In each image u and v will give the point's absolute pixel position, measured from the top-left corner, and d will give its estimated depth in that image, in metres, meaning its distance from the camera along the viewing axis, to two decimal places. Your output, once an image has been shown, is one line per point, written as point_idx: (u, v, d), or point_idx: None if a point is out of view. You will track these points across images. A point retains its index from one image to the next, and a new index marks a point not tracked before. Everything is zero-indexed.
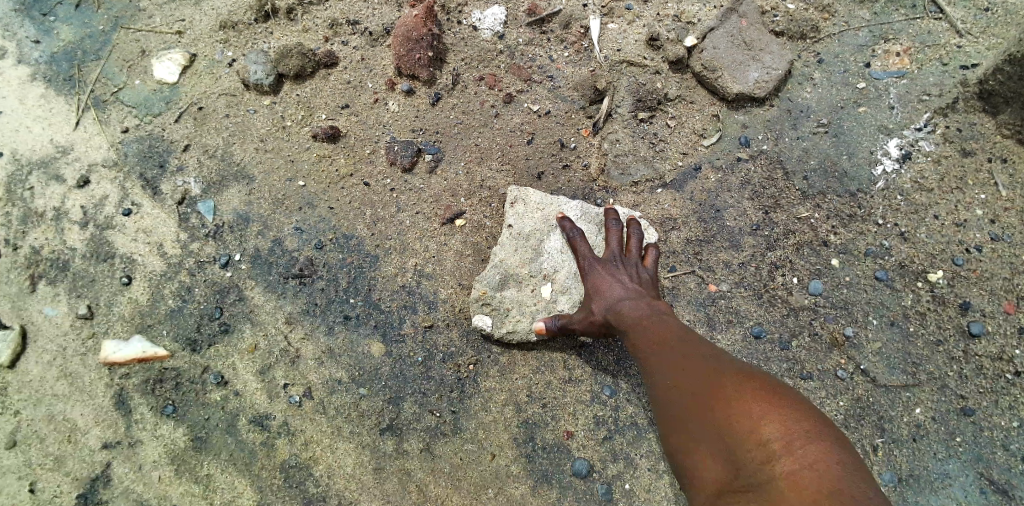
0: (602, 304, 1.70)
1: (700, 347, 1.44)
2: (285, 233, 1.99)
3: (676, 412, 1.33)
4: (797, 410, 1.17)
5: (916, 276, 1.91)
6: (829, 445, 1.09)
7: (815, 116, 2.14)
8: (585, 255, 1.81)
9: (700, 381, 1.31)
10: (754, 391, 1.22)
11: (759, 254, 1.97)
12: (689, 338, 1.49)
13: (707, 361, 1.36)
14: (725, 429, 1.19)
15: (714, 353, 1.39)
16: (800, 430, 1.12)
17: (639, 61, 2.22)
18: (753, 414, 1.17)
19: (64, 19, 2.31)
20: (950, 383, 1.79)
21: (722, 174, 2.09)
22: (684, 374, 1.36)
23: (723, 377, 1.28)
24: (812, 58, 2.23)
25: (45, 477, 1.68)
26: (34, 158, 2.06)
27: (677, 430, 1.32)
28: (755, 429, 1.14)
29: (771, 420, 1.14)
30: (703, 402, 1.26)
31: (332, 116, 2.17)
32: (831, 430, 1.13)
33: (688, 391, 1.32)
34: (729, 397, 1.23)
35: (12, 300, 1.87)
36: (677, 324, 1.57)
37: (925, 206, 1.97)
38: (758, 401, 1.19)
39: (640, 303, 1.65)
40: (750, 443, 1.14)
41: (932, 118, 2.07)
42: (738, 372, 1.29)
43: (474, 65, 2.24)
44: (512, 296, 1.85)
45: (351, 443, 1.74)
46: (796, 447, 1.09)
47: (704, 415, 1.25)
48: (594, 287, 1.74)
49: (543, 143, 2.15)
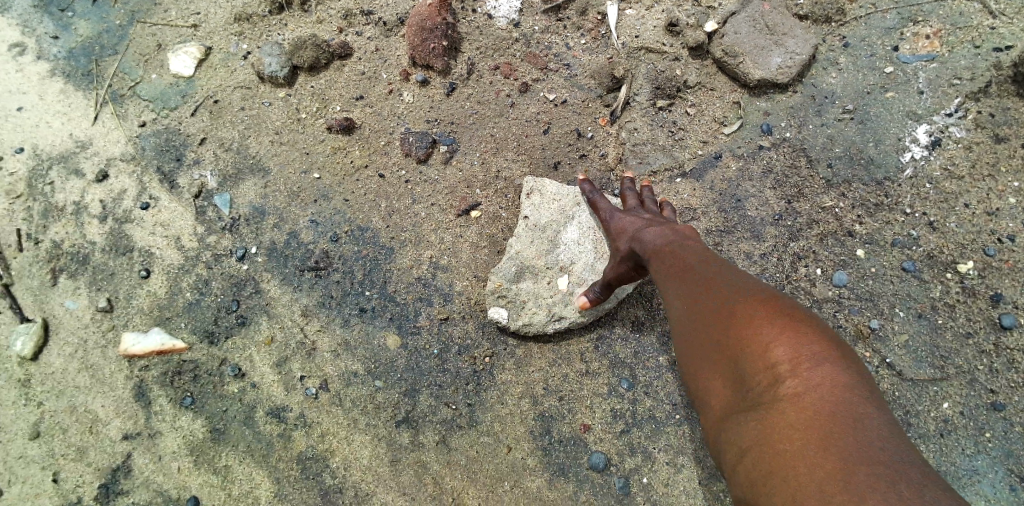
0: (626, 239, 1.67)
1: (713, 263, 1.38)
2: (300, 226, 1.99)
3: (683, 328, 1.30)
4: (809, 329, 1.13)
5: (945, 267, 1.85)
6: (840, 368, 1.07)
7: (840, 102, 2.08)
8: (606, 208, 1.80)
9: (712, 299, 1.26)
10: (766, 311, 1.17)
11: (782, 244, 1.92)
12: (702, 254, 1.43)
13: (719, 278, 1.31)
14: (733, 349, 1.16)
15: (727, 270, 1.34)
16: (812, 352, 1.08)
17: (657, 47, 2.18)
18: (766, 334, 1.13)
19: (82, 14, 2.33)
20: (981, 377, 1.73)
21: (743, 162, 2.04)
22: (696, 291, 1.31)
23: (736, 296, 1.23)
24: (838, 42, 2.16)
25: (67, 467, 1.70)
26: (55, 152, 2.08)
27: (682, 345, 1.30)
28: (765, 351, 1.11)
29: (782, 341, 1.11)
30: (712, 321, 1.23)
31: (346, 107, 2.15)
32: (842, 352, 1.10)
33: (698, 309, 1.28)
34: (739, 315, 1.19)
35: (34, 293, 1.89)
36: (700, 244, 1.50)
37: (956, 195, 1.90)
38: (771, 321, 1.15)
39: (663, 229, 1.59)
40: (758, 366, 1.11)
41: (963, 103, 1.99)
42: (751, 290, 1.24)
43: (489, 54, 2.20)
44: (529, 288, 1.84)
45: (367, 435, 1.74)
46: (805, 369, 1.06)
47: (713, 333, 1.22)
48: (618, 230, 1.72)
49: (559, 132, 2.11)
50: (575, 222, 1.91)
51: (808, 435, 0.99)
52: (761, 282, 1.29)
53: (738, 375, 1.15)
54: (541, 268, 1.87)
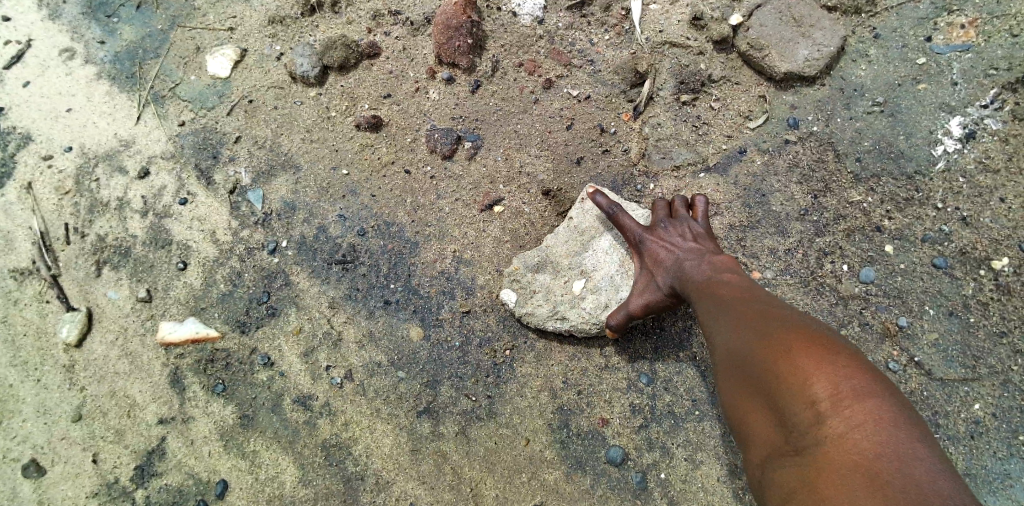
0: (665, 272, 1.68)
1: (759, 303, 1.39)
2: (328, 221, 2.04)
3: (728, 365, 1.31)
4: (853, 365, 1.11)
5: (978, 263, 1.79)
6: (879, 402, 1.04)
7: (871, 94, 2.03)
8: (632, 228, 1.77)
9: (753, 337, 1.27)
10: (802, 343, 1.17)
11: (807, 240, 1.89)
12: (746, 295, 1.44)
13: (761, 314, 1.32)
14: (773, 385, 1.16)
15: (770, 307, 1.35)
16: (854, 387, 1.06)
17: (682, 42, 2.16)
18: (800, 368, 1.13)
19: (127, 20, 2.44)
20: (1014, 378, 1.68)
21: (768, 157, 2.01)
22: (738, 329, 1.32)
23: (778, 332, 1.24)
24: (869, 33, 2.11)
25: (106, 448, 1.79)
26: (100, 151, 2.19)
27: (726, 383, 1.30)
28: (804, 385, 1.10)
29: (822, 374, 1.09)
30: (754, 357, 1.23)
31: (374, 105, 2.20)
32: (882, 383, 1.08)
33: (740, 346, 1.28)
34: (779, 351, 1.19)
35: (79, 283, 1.99)
36: (739, 276, 1.55)
37: (990, 189, 1.85)
38: (805, 353, 1.15)
39: (701, 261, 1.63)
40: (797, 401, 1.10)
41: (1000, 94, 1.92)
42: (792, 327, 1.24)
43: (513, 51, 2.22)
44: (543, 282, 1.86)
45: (388, 424, 1.78)
46: (846, 404, 1.04)
47: (754, 369, 1.22)
48: (653, 259, 1.72)
49: (582, 128, 2.12)
50: (611, 233, 1.89)
51: (849, 474, 0.97)
52: (802, 315, 1.29)
53: (778, 412, 1.14)
54: (560, 260, 1.89)
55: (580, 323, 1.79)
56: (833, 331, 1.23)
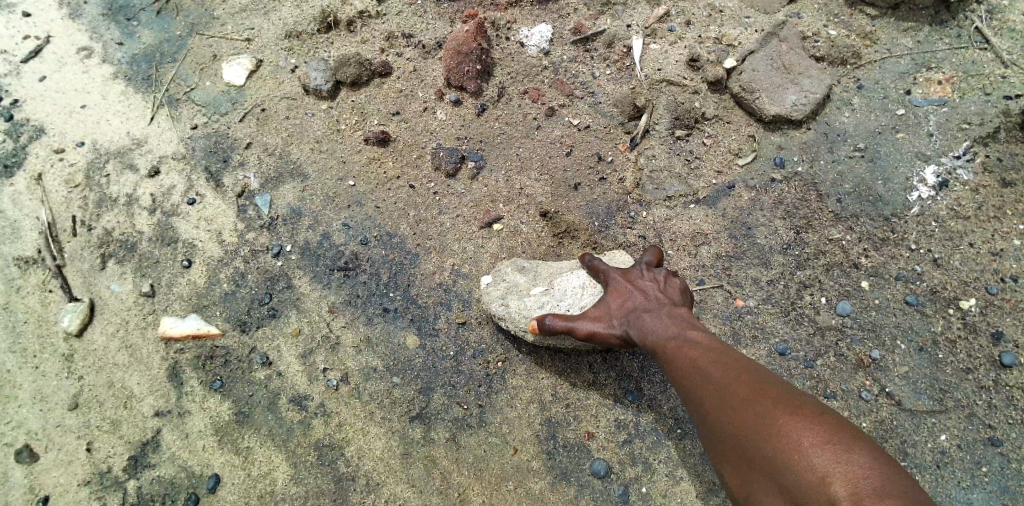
0: (624, 314, 1.70)
1: (747, 371, 1.40)
2: (334, 229, 2.12)
3: (735, 450, 1.33)
4: (865, 458, 1.12)
5: (947, 303, 1.91)
6: (899, 497, 1.04)
7: (852, 140, 2.17)
8: (608, 271, 1.83)
9: (753, 424, 1.29)
10: (815, 436, 1.19)
11: (788, 273, 2.00)
12: (729, 360, 1.45)
13: (762, 392, 1.33)
14: (790, 481, 1.18)
15: (770, 383, 1.36)
16: (872, 486, 1.07)
17: (679, 80, 2.28)
18: (818, 466, 1.14)
19: (145, 24, 2.54)
20: (978, 412, 1.78)
21: (755, 194, 2.13)
22: (733, 412, 1.34)
23: (779, 420, 1.25)
24: (852, 83, 2.26)
25: (101, 438, 1.82)
26: (112, 148, 2.26)
27: (739, 469, 1.33)
28: (823, 486, 1.12)
29: (838, 474, 1.11)
30: (762, 449, 1.25)
31: (383, 121, 2.30)
32: (902, 479, 1.09)
33: (745, 433, 1.30)
34: (789, 448, 1.20)
35: (84, 275, 2.04)
36: (707, 337, 1.55)
37: (960, 234, 1.98)
38: (819, 449, 1.16)
39: (662, 314, 1.64)
40: (819, 502, 1.11)
41: (972, 147, 2.08)
42: (794, 411, 1.26)
43: (519, 79, 2.34)
44: (514, 279, 1.96)
45: (382, 428, 1.83)
46: (866, 503, 1.05)
47: (765, 463, 1.24)
48: (616, 299, 1.74)
49: (581, 156, 2.23)
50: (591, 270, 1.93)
51: None
52: (811, 398, 1.31)
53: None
54: (541, 270, 1.98)
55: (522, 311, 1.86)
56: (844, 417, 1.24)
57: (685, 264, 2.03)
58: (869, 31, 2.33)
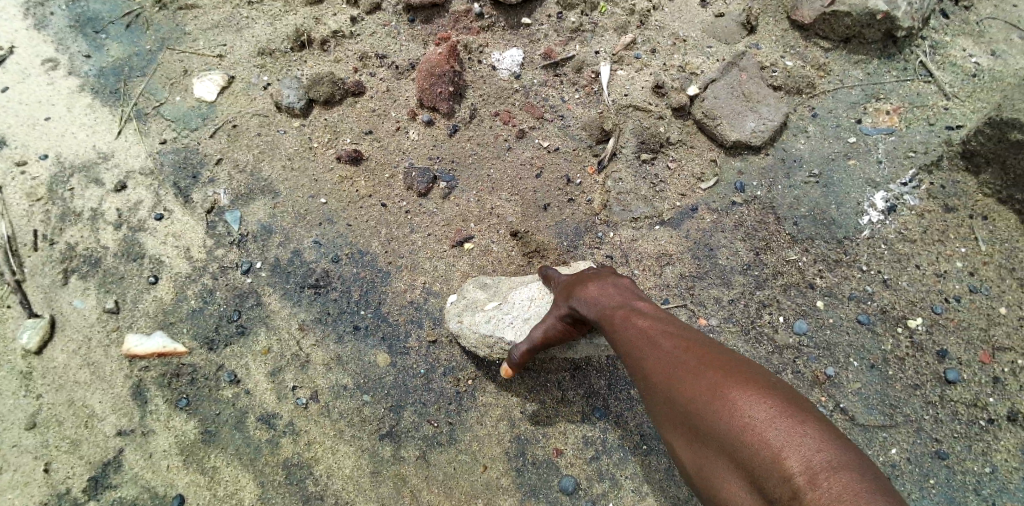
0: (567, 295, 1.74)
1: (696, 346, 1.42)
2: (305, 246, 2.12)
3: (683, 422, 1.34)
4: (816, 431, 1.16)
5: (896, 322, 2.01)
6: (851, 471, 1.09)
7: (807, 166, 2.27)
8: (557, 276, 1.89)
9: (705, 394, 1.30)
10: (767, 410, 1.21)
11: (748, 292, 2.08)
12: (678, 335, 1.47)
13: (712, 365, 1.35)
14: (742, 453, 1.20)
15: (718, 355, 1.38)
16: (827, 461, 1.11)
17: (645, 106, 2.36)
18: (771, 440, 1.17)
19: (114, 37, 2.53)
20: (925, 426, 1.87)
21: (717, 216, 2.22)
22: (684, 384, 1.35)
23: (731, 391, 1.27)
24: (808, 112, 2.38)
25: (60, 458, 1.78)
26: (77, 162, 2.22)
27: (686, 440, 1.35)
28: (777, 460, 1.14)
29: (792, 448, 1.14)
30: (713, 420, 1.27)
31: (356, 140, 2.32)
32: (848, 450, 1.14)
33: (695, 404, 1.31)
34: (743, 420, 1.22)
35: (45, 291, 2.00)
36: (652, 313, 1.58)
37: (907, 256, 2.09)
38: (772, 424, 1.19)
39: (605, 288, 1.70)
40: (773, 476, 1.14)
41: (917, 175, 2.21)
42: (744, 383, 1.28)
43: (491, 101, 2.39)
44: (475, 295, 1.99)
45: (352, 446, 1.84)
46: (821, 478, 1.09)
47: (717, 434, 1.26)
48: (563, 289, 1.79)
49: (550, 177, 2.29)
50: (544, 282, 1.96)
51: None
52: (759, 369, 1.34)
53: (756, 482, 1.18)
54: (502, 285, 2.01)
55: (506, 336, 1.85)
56: (790, 389, 1.28)
57: (650, 283, 2.10)
58: (823, 62, 2.46)
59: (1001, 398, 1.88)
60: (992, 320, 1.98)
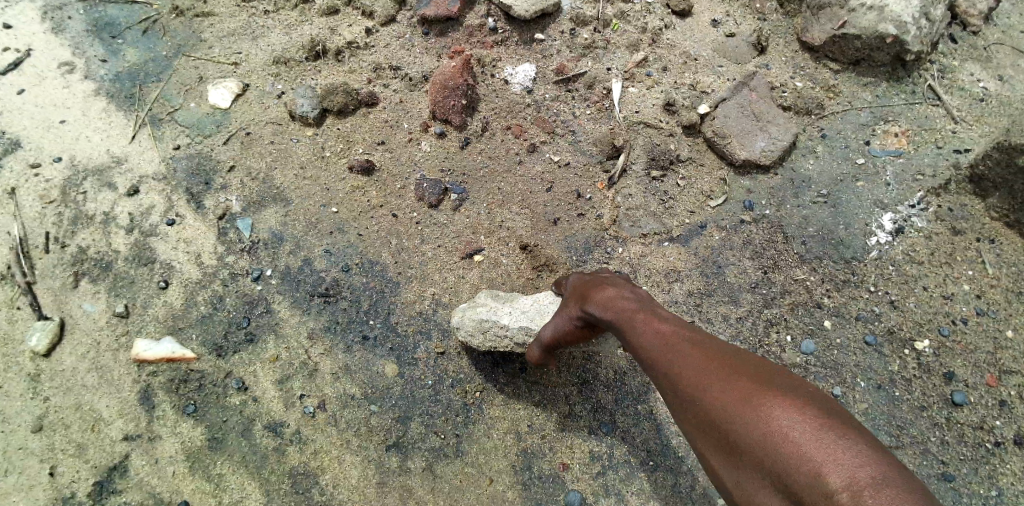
0: (579, 299, 1.70)
1: (723, 352, 1.37)
2: (315, 254, 2.13)
3: (712, 432, 1.29)
4: (855, 443, 1.12)
5: (903, 343, 2.01)
6: (896, 486, 1.04)
7: (816, 187, 2.29)
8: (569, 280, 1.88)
9: (738, 405, 1.25)
10: (803, 421, 1.17)
11: (756, 310, 2.09)
12: (703, 340, 1.42)
13: (742, 372, 1.30)
14: (778, 466, 1.16)
15: (747, 362, 1.34)
16: (871, 476, 1.06)
17: (655, 123, 2.39)
18: (809, 452, 1.12)
19: (131, 43, 2.56)
20: (933, 448, 1.87)
21: (725, 234, 2.23)
22: (712, 391, 1.30)
23: (765, 400, 1.22)
24: (817, 132, 2.40)
25: (66, 461, 1.78)
26: (91, 166, 2.24)
27: (715, 450, 1.30)
28: (817, 474, 1.10)
29: (832, 462, 1.09)
30: (748, 433, 1.22)
31: (368, 150, 2.34)
32: (891, 464, 1.09)
33: (725, 413, 1.26)
34: (779, 433, 1.17)
35: (55, 293, 2.01)
36: (671, 317, 1.53)
37: (915, 278, 2.10)
38: (811, 435, 1.14)
39: (617, 290, 1.64)
40: (813, 490, 1.10)
41: (925, 197, 2.22)
42: (776, 391, 1.24)
43: (503, 115, 2.42)
44: (484, 299, 1.98)
45: (358, 456, 1.83)
46: (865, 494, 1.04)
47: (750, 446, 1.21)
48: (574, 291, 1.76)
49: (560, 192, 2.30)
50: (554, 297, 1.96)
51: None
52: (791, 377, 1.29)
53: (794, 496, 1.13)
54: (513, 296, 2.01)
55: (516, 337, 1.87)
56: (824, 398, 1.24)
57: (658, 299, 2.11)
58: (832, 84, 2.48)
59: (1008, 421, 1.88)
60: (999, 344, 1.99)
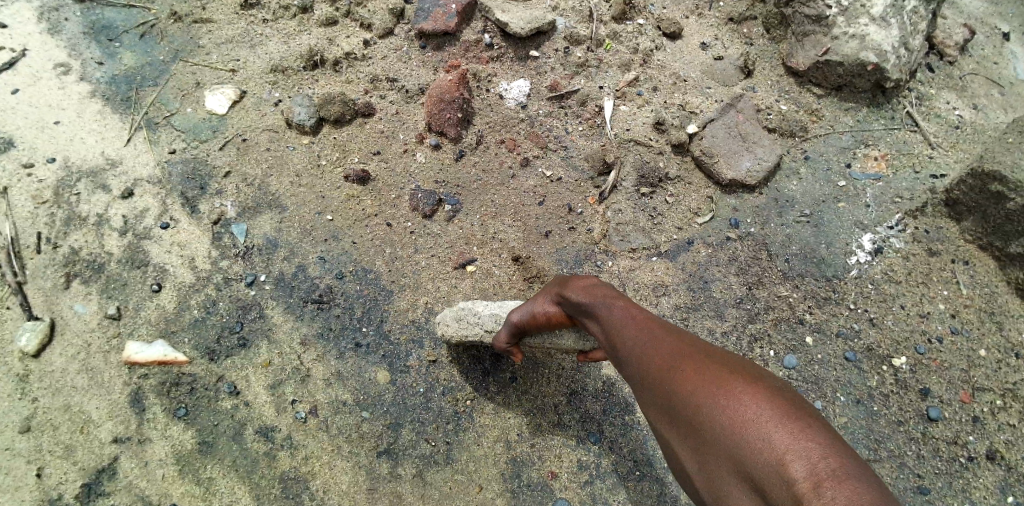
0: (554, 287, 1.71)
1: (700, 346, 1.37)
2: (309, 261, 2.16)
3: (683, 420, 1.29)
4: (822, 438, 1.11)
5: (881, 359, 2.08)
6: (857, 482, 1.03)
7: (799, 207, 2.37)
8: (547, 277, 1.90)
9: (707, 393, 1.25)
10: (771, 413, 1.16)
11: (740, 325, 2.15)
12: (681, 333, 1.43)
13: (716, 363, 1.31)
14: (744, 454, 1.15)
15: (723, 355, 1.34)
16: (833, 468, 1.05)
17: (645, 141, 2.45)
18: (773, 441, 1.12)
19: (128, 46, 2.58)
20: (908, 461, 1.93)
21: (712, 250, 2.29)
22: (684, 379, 1.31)
23: (736, 389, 1.22)
24: (800, 154, 2.48)
25: (53, 463, 1.77)
26: (85, 167, 2.25)
27: (685, 439, 1.30)
28: (781, 463, 1.09)
29: (796, 453, 1.09)
30: (716, 420, 1.21)
31: (364, 160, 2.37)
32: (856, 463, 1.08)
33: (696, 400, 1.27)
34: (745, 422, 1.17)
35: (46, 294, 2.01)
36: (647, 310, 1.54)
37: (893, 297, 2.18)
38: (776, 426, 1.14)
39: (592, 281, 1.66)
40: (776, 480, 1.09)
41: (903, 219, 2.31)
42: (748, 382, 1.24)
43: (497, 129, 2.47)
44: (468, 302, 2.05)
45: (348, 462, 1.85)
46: (824, 485, 1.03)
47: (718, 433, 1.21)
48: (551, 281, 1.77)
49: (553, 206, 2.36)
50: None
51: None
52: (767, 373, 1.29)
53: (756, 486, 1.12)
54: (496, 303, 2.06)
55: (486, 324, 1.90)
56: (797, 395, 1.23)
57: None
58: (816, 108, 2.57)
59: (980, 436, 1.96)
60: (972, 361, 2.07)
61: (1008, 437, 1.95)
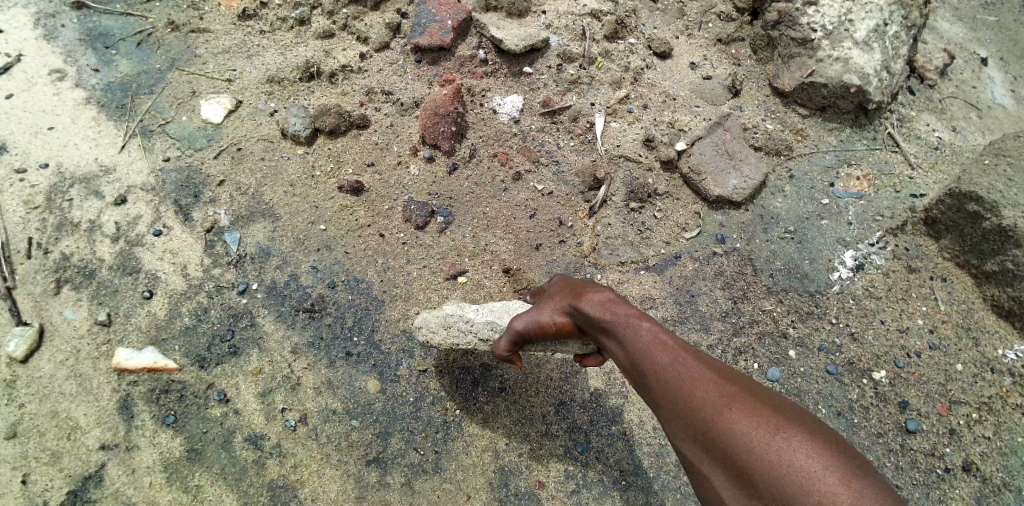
0: (566, 299, 1.70)
1: (741, 386, 1.40)
2: (301, 270, 2.18)
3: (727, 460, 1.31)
4: (877, 492, 1.16)
5: (862, 373, 2.13)
6: None
7: (784, 223, 2.42)
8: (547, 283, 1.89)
9: (761, 430, 1.28)
10: (828, 467, 1.20)
11: (726, 339, 2.19)
12: (718, 370, 1.45)
13: (763, 408, 1.33)
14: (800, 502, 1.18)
15: (767, 399, 1.37)
16: None
17: (635, 157, 2.50)
18: (831, 494, 1.16)
19: (124, 54, 2.60)
20: (888, 474, 1.98)
21: (698, 265, 2.34)
22: (731, 420, 1.32)
23: (790, 439, 1.25)
24: (785, 173, 2.54)
25: (39, 469, 1.77)
26: (78, 173, 2.26)
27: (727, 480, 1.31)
28: None
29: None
30: (769, 467, 1.24)
31: (358, 171, 2.40)
32: None
33: (745, 443, 1.28)
34: (802, 470, 1.20)
35: (35, 299, 2.01)
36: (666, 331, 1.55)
37: (874, 312, 2.23)
38: (834, 480, 1.17)
39: (604, 294, 1.65)
40: None
41: (883, 237, 2.37)
42: (800, 432, 1.27)
43: (490, 143, 2.51)
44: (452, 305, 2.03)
45: (337, 470, 1.86)
46: None
47: (769, 479, 1.23)
48: (561, 291, 1.76)
49: (543, 219, 2.40)
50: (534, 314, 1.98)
51: None
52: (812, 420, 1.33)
53: None
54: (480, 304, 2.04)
55: (480, 333, 1.89)
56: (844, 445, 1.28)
57: None
58: (800, 127, 2.64)
59: (957, 449, 2.00)
60: (950, 375, 2.12)
61: (984, 450, 2.00)
